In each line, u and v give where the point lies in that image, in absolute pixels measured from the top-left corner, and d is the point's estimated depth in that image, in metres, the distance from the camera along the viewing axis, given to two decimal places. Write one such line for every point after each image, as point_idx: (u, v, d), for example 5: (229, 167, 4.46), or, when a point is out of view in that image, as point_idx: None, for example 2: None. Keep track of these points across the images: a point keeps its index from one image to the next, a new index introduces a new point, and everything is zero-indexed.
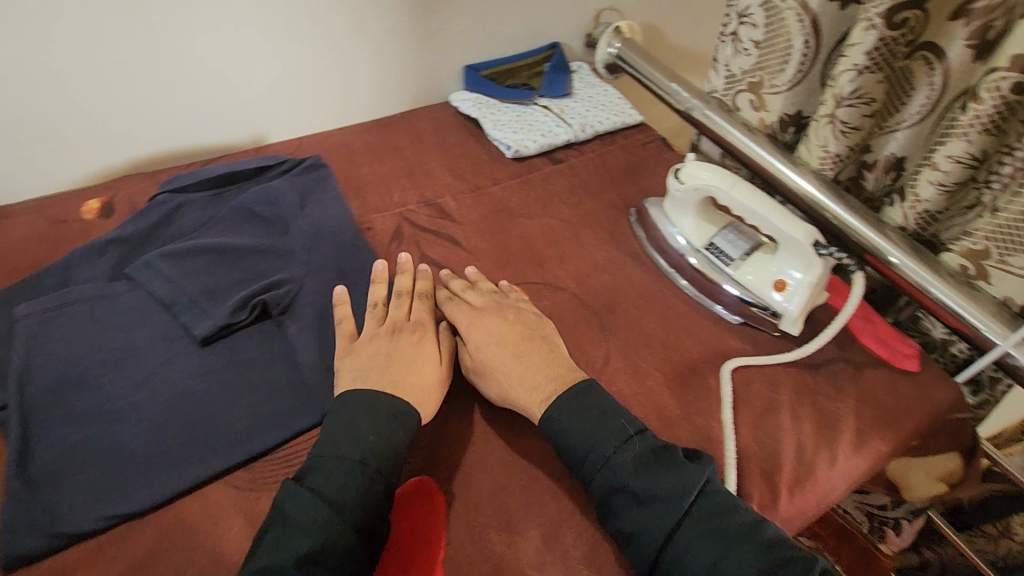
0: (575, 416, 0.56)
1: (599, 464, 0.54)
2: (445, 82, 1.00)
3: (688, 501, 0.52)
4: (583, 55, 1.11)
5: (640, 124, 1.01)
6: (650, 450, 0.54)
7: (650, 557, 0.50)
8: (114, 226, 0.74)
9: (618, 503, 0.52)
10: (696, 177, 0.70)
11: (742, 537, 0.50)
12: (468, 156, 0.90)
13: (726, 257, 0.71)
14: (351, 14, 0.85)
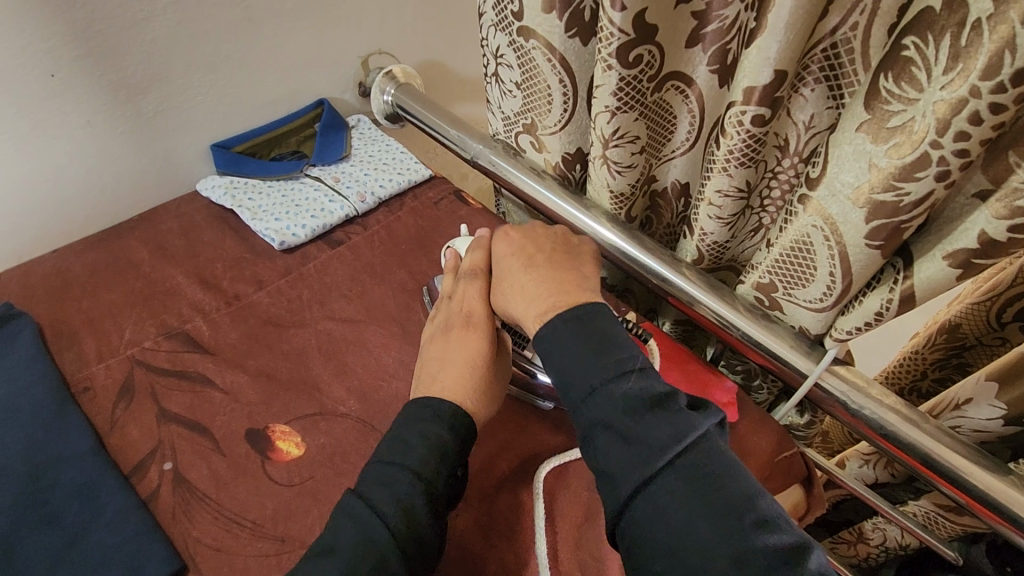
0: (584, 344, 0.49)
1: (589, 396, 0.46)
2: (190, 167, 0.84)
3: (673, 452, 0.42)
4: (361, 106, 0.99)
5: (339, 199, 0.81)
6: (656, 389, 0.46)
7: (620, 500, 0.43)
8: None
9: (602, 438, 0.45)
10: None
11: (715, 492, 0.40)
12: (224, 257, 0.75)
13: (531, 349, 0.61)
14: (23, 117, 0.68)
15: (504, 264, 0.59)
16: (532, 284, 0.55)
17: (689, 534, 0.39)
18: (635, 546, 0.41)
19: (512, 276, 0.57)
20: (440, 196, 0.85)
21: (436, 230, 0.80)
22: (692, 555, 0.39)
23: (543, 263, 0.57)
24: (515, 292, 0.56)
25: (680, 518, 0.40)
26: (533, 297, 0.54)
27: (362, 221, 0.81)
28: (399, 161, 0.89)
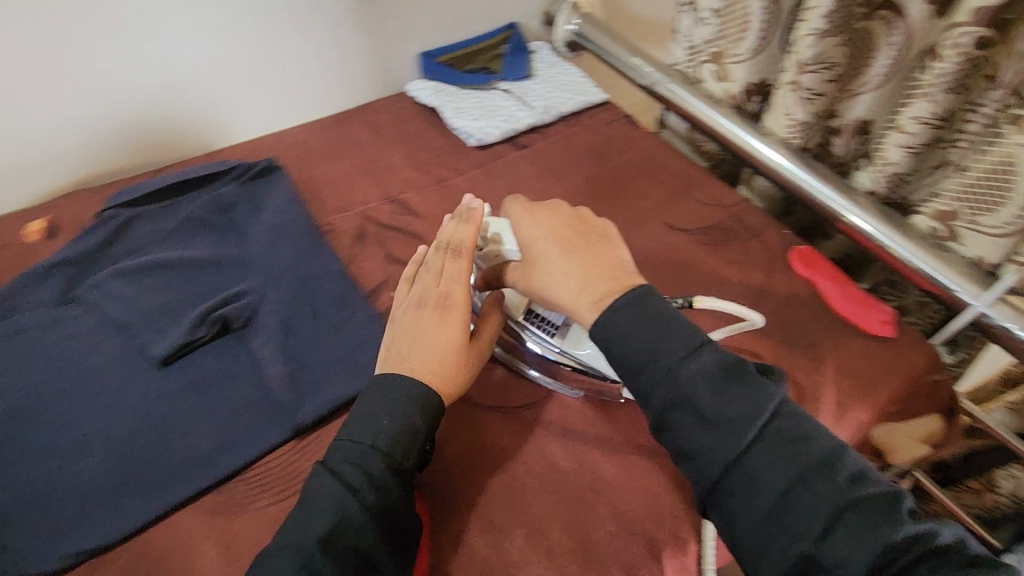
0: (650, 325, 0.48)
1: (661, 377, 0.47)
2: (400, 72, 0.96)
3: (755, 426, 0.45)
4: (543, 34, 1.08)
5: (528, 109, 0.90)
6: (727, 363, 0.47)
7: (708, 477, 0.45)
8: (58, 250, 0.70)
9: (683, 421, 0.46)
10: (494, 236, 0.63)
11: (804, 454, 0.44)
12: (428, 148, 0.87)
13: (549, 326, 0.60)
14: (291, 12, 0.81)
15: (540, 240, 0.55)
16: (578, 270, 0.53)
17: (791, 501, 0.43)
18: (733, 517, 0.44)
19: (550, 257, 0.54)
20: (613, 118, 0.92)
21: (609, 147, 0.87)
22: (797, 516, 0.42)
23: (582, 250, 0.54)
24: (552, 274, 0.54)
25: (780, 487, 0.43)
26: (577, 281, 0.52)
27: (543, 132, 0.90)
28: (579, 83, 0.96)
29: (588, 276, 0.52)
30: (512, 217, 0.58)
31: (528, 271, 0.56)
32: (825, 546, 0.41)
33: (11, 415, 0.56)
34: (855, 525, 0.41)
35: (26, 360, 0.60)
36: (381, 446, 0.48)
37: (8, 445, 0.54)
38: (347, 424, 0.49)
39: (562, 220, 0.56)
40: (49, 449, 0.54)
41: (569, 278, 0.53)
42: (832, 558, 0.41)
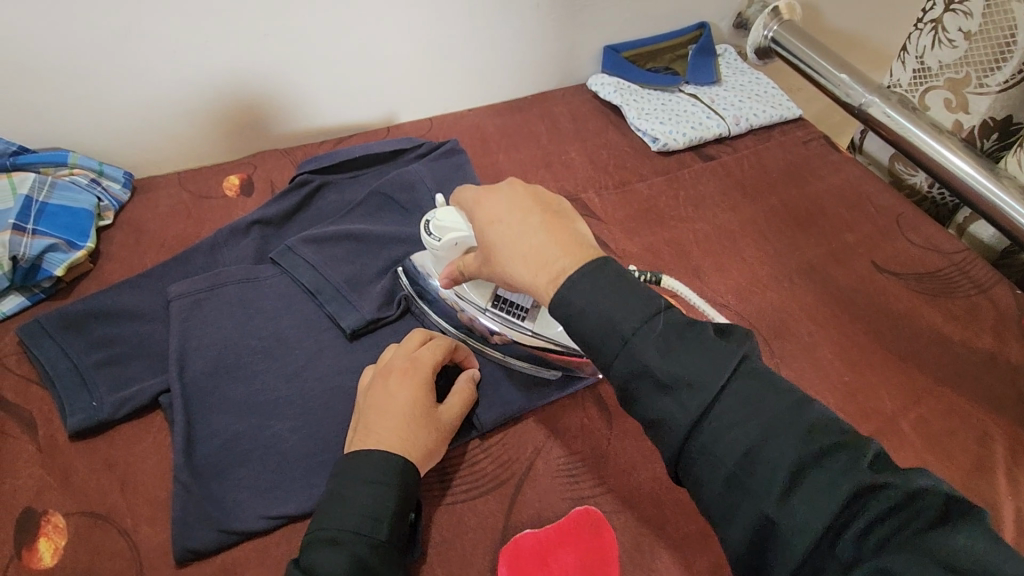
0: (611, 295, 0.41)
1: (620, 352, 0.40)
2: (581, 64, 0.93)
3: (720, 381, 0.38)
4: (729, 38, 1.01)
5: (717, 117, 0.84)
6: (685, 326, 0.41)
7: (673, 444, 0.39)
8: (252, 210, 0.73)
9: (644, 391, 0.40)
10: (454, 225, 0.56)
11: (773, 408, 0.37)
12: (608, 149, 0.83)
13: (518, 309, 0.57)
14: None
15: (498, 221, 0.47)
16: (534, 246, 0.45)
17: (752, 460, 0.36)
18: (698, 485, 0.38)
19: (506, 238, 0.46)
20: (807, 137, 0.85)
21: (804, 169, 0.80)
22: (759, 479, 0.36)
23: (544, 226, 0.45)
24: (513, 254, 0.46)
25: (741, 446, 0.37)
26: (538, 260, 0.44)
27: (730, 145, 0.84)
28: (771, 95, 0.89)
29: (549, 250, 0.44)
30: (470, 206, 0.51)
31: (489, 257, 0.49)
32: (788, 510, 0.35)
33: (213, 368, 0.57)
34: (825, 482, 0.35)
35: (228, 314, 0.61)
36: (387, 481, 0.45)
37: (210, 398, 0.56)
38: (355, 465, 0.45)
39: (523, 196, 0.48)
40: (250, 406, 0.55)
41: (530, 260, 0.45)
42: (792, 523, 0.34)
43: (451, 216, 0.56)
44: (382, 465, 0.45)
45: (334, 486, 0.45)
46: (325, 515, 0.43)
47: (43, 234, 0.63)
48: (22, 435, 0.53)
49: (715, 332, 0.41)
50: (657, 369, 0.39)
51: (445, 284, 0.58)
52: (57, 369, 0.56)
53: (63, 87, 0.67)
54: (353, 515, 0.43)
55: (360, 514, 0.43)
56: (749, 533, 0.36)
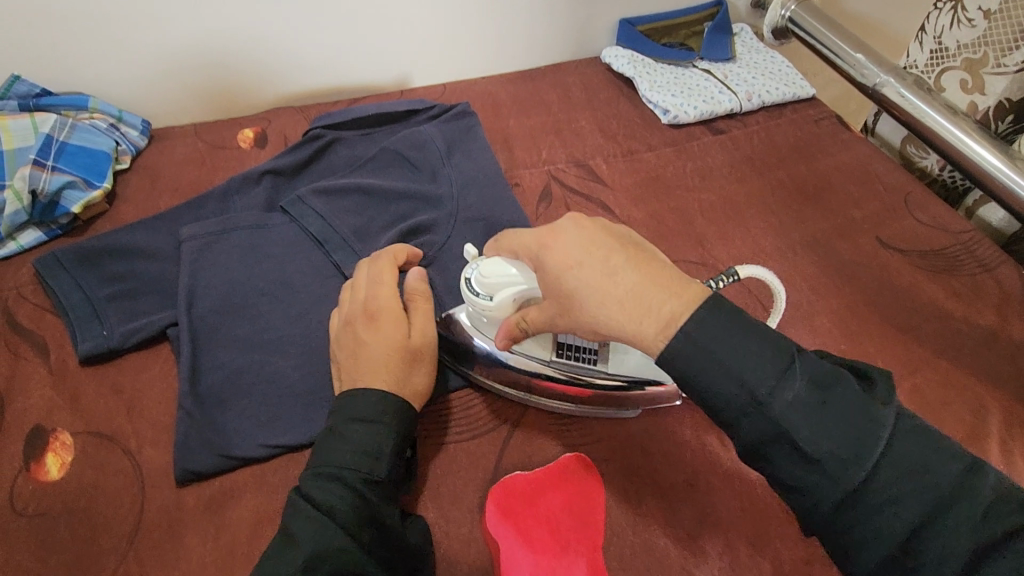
0: (738, 345, 0.39)
1: (751, 409, 0.39)
2: (596, 36, 0.93)
3: (861, 442, 0.38)
4: (747, 17, 1.00)
5: (729, 93, 0.84)
6: (817, 378, 0.39)
7: (819, 508, 0.38)
8: (265, 161, 0.74)
9: (780, 454, 0.39)
10: (508, 280, 0.49)
11: (901, 452, 0.38)
12: (618, 119, 0.83)
13: (588, 354, 0.53)
14: None
15: (580, 263, 0.42)
16: (629, 292, 0.41)
17: (883, 506, 0.37)
18: (840, 541, 0.38)
19: (593, 284, 0.41)
20: (819, 116, 0.85)
21: (815, 146, 0.80)
22: (893, 526, 0.36)
23: (633, 266, 0.41)
24: (607, 302, 0.41)
25: (880, 497, 0.37)
26: (636, 305, 0.40)
27: (742, 120, 0.84)
28: (785, 74, 0.89)
29: (652, 294, 0.40)
30: (534, 248, 0.45)
31: (567, 306, 0.43)
32: (929, 556, 0.36)
33: (220, 306, 0.59)
34: (954, 529, 0.35)
35: (236, 257, 0.63)
36: (381, 420, 0.46)
37: (216, 333, 0.57)
38: (348, 405, 0.46)
39: (595, 232, 0.43)
40: (254, 342, 0.57)
41: (627, 305, 0.40)
42: (932, 567, 0.35)
43: (500, 267, 0.49)
44: (376, 404, 0.46)
45: (332, 426, 0.46)
46: (325, 453, 0.44)
47: (61, 171, 0.65)
48: (35, 358, 0.55)
49: (849, 381, 0.40)
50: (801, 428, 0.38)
51: (501, 344, 0.51)
52: (71, 299, 0.58)
53: (84, 31, 0.68)
54: (349, 452, 0.44)
55: (358, 451, 0.44)
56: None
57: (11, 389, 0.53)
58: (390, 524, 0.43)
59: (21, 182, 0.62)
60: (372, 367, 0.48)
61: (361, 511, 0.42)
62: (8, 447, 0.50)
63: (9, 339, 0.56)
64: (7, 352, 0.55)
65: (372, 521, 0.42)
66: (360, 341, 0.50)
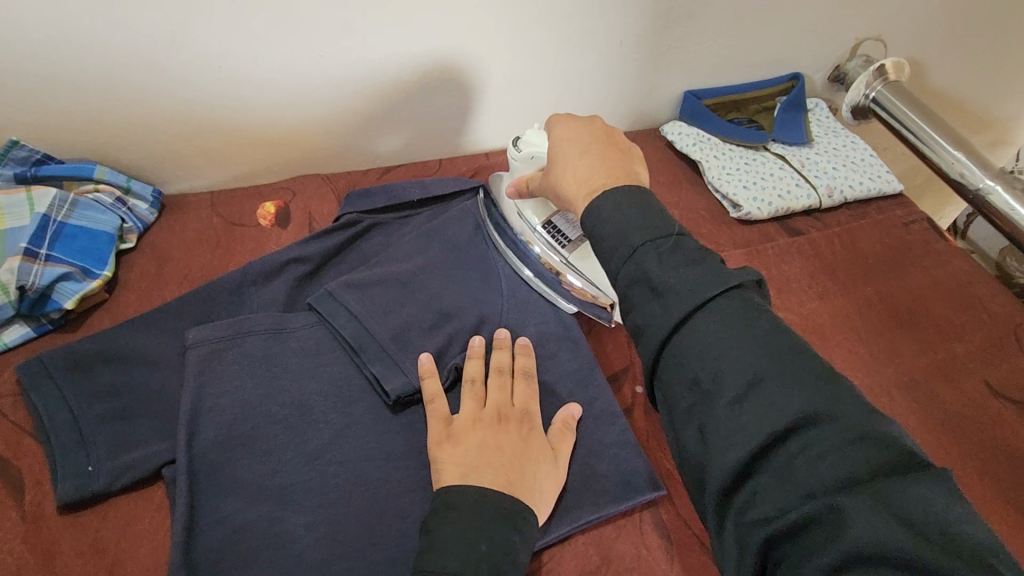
0: (641, 213, 0.41)
1: (628, 259, 0.40)
2: (658, 107, 0.84)
3: (703, 298, 0.37)
4: (822, 91, 0.91)
5: (807, 184, 0.75)
6: (694, 250, 0.40)
7: (648, 349, 0.38)
8: (287, 247, 0.66)
9: (637, 297, 0.39)
10: (534, 143, 0.59)
11: (777, 359, 0.34)
12: (679, 209, 0.75)
13: (563, 238, 0.65)
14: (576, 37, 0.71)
15: (570, 139, 0.51)
16: (592, 171, 0.47)
17: (723, 377, 0.35)
18: (668, 389, 0.37)
19: (567, 155, 0.50)
20: (905, 219, 0.76)
21: (903, 261, 0.72)
22: (715, 393, 0.35)
23: (604, 152, 0.48)
24: (568, 174, 0.49)
25: (711, 363, 0.35)
26: (583, 180, 0.47)
27: (817, 219, 0.75)
28: (866, 163, 0.80)
29: (597, 170, 0.47)
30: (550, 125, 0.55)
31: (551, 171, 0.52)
32: (732, 417, 0.33)
33: (228, 439, 0.50)
34: (834, 443, 0.30)
35: (248, 369, 0.54)
36: (518, 531, 0.43)
37: (220, 477, 0.49)
38: (487, 506, 0.43)
39: (595, 131, 0.51)
40: (263, 490, 0.49)
41: (581, 176, 0.48)
42: (727, 429, 0.33)
43: (538, 136, 0.59)
44: (516, 511, 0.44)
45: (458, 520, 0.42)
46: (455, 554, 0.40)
47: (56, 260, 0.57)
48: (7, 498, 0.47)
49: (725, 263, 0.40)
50: (665, 270, 0.38)
51: (512, 193, 0.64)
52: (54, 421, 0.50)
53: (93, 97, 0.60)
54: (486, 563, 0.40)
55: (495, 563, 0.40)
56: (727, 467, 0.32)
57: None
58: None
59: (9, 275, 0.54)
60: (507, 467, 0.47)
61: None
62: None
63: None
64: None
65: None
66: (496, 434, 0.49)
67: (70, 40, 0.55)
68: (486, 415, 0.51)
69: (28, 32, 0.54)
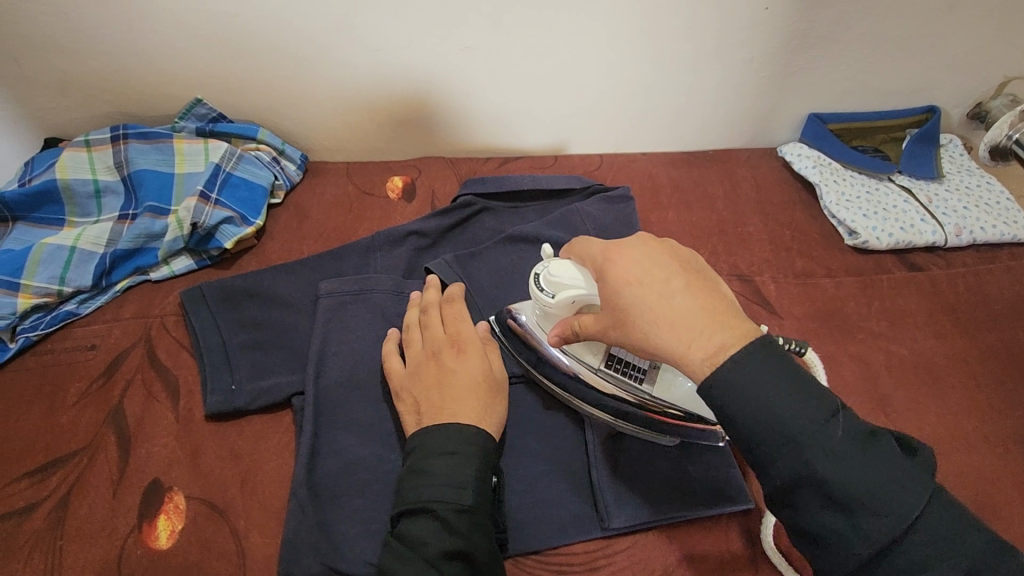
0: (783, 394, 0.38)
1: (793, 457, 0.37)
2: (778, 128, 0.83)
3: (895, 504, 0.36)
4: (958, 128, 0.88)
5: (933, 222, 0.72)
6: (855, 433, 0.38)
7: (841, 560, 0.37)
8: (410, 220, 0.72)
9: (806, 498, 0.37)
10: (571, 283, 0.50)
11: (948, 538, 0.36)
12: (790, 231, 0.75)
13: (635, 371, 0.53)
14: (709, 51, 0.72)
15: (640, 280, 0.43)
16: (692, 312, 0.41)
17: (856, 507, 0.36)
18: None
19: (652, 302, 0.42)
20: None
21: None
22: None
23: (688, 291, 0.41)
24: (660, 322, 0.41)
25: (906, 564, 0.36)
26: (686, 333, 0.40)
27: (940, 258, 0.72)
28: (1001, 207, 0.76)
29: (700, 318, 0.40)
30: (600, 258, 0.47)
31: (622, 317, 0.44)
32: None
33: (351, 380, 0.55)
34: None
35: (370, 323, 0.59)
36: (463, 452, 0.46)
37: (340, 412, 0.54)
38: (430, 440, 0.46)
39: (660, 251, 0.44)
40: (375, 429, 0.53)
41: (677, 327, 0.40)
42: None
43: (567, 270, 0.51)
44: (455, 438, 0.46)
45: (414, 458, 0.46)
46: (409, 488, 0.44)
47: (222, 205, 0.66)
48: (165, 401, 0.55)
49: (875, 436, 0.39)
50: (831, 463, 0.37)
51: (552, 339, 0.52)
52: (208, 342, 0.57)
53: (266, 68, 0.68)
54: (432, 485, 0.44)
55: (444, 484, 0.44)
56: None
57: (139, 432, 0.53)
58: (479, 553, 0.42)
59: (185, 213, 0.63)
60: (467, 402, 0.49)
61: (449, 542, 0.42)
62: (125, 499, 0.49)
63: (146, 375, 0.56)
64: (142, 387, 0.55)
65: (460, 554, 0.42)
66: (437, 373, 0.52)
67: (260, 16, 0.63)
68: (418, 355, 0.54)
69: (229, 8, 0.62)
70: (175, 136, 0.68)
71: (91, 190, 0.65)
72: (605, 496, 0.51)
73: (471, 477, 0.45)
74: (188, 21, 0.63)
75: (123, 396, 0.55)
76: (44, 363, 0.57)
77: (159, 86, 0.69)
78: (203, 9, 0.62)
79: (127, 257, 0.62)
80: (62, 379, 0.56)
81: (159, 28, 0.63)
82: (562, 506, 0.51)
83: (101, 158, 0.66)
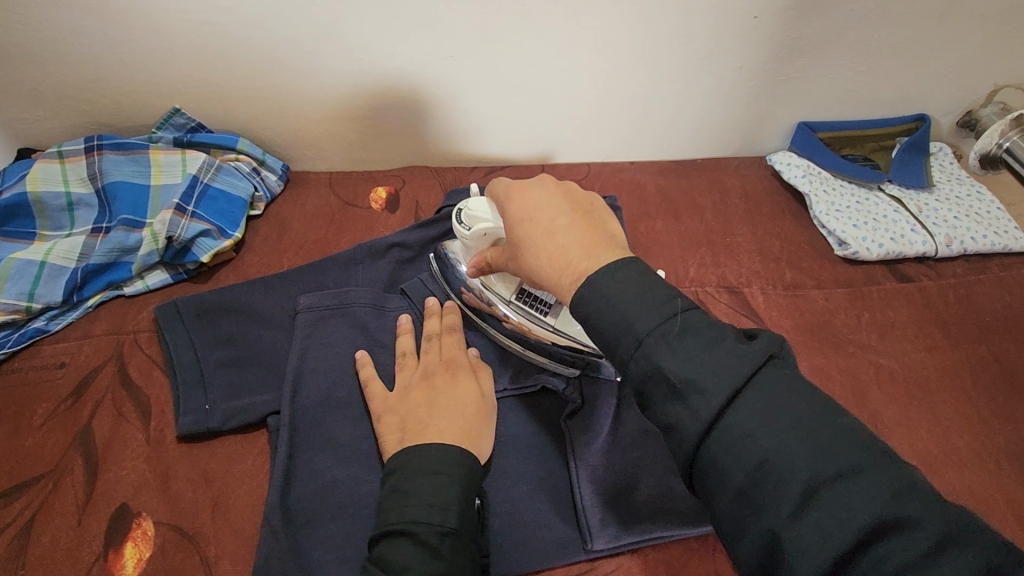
0: (629, 294, 0.38)
1: (634, 351, 0.37)
2: (767, 136, 0.82)
3: (735, 386, 0.35)
4: (948, 136, 0.87)
5: (923, 232, 0.72)
6: (703, 324, 0.37)
7: (685, 452, 0.36)
8: (393, 232, 0.70)
9: (653, 390, 0.37)
10: (483, 216, 0.55)
11: (804, 429, 0.33)
12: (779, 241, 0.74)
13: (541, 305, 0.58)
14: (696, 59, 0.71)
15: (532, 219, 0.45)
16: (569, 243, 0.43)
17: (690, 391, 0.35)
18: (711, 494, 0.35)
19: (537, 237, 0.45)
20: None
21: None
22: (770, 495, 0.33)
23: (573, 226, 0.43)
24: (541, 253, 0.44)
25: (753, 457, 0.33)
26: (558, 259, 0.43)
27: (931, 269, 0.71)
28: (992, 216, 0.75)
29: (578, 248, 0.42)
30: (504, 200, 0.49)
31: (519, 252, 0.47)
32: (796, 526, 0.31)
33: (328, 399, 0.54)
34: (842, 493, 0.31)
35: (350, 339, 0.58)
36: (448, 471, 0.44)
37: (317, 432, 0.52)
38: (416, 459, 0.45)
39: (552, 189, 0.47)
40: (353, 450, 0.52)
41: (557, 257, 0.43)
42: (797, 542, 0.31)
43: (482, 205, 0.56)
44: (441, 456, 0.45)
45: (397, 478, 0.44)
46: (392, 509, 0.42)
47: (199, 217, 0.65)
48: (135, 421, 0.53)
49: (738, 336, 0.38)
50: (671, 352, 0.36)
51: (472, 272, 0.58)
52: (181, 360, 0.55)
53: (245, 77, 0.66)
54: (417, 504, 0.42)
55: (428, 505, 0.42)
56: None
57: (108, 455, 0.51)
58: None
59: (161, 226, 0.61)
60: (454, 422, 0.49)
61: (433, 566, 0.40)
62: (91, 525, 0.47)
63: (116, 394, 0.54)
64: (112, 408, 0.54)
65: None
66: (425, 393, 0.51)
67: (238, 24, 0.62)
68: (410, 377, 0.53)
69: (204, 15, 0.60)
70: (152, 146, 0.66)
71: (63, 203, 0.63)
72: (591, 517, 0.49)
73: (455, 497, 0.43)
74: (163, 29, 0.61)
75: (92, 417, 0.53)
76: (12, 383, 0.55)
77: (135, 96, 0.67)
78: (178, 17, 0.60)
79: (99, 271, 0.61)
80: (30, 399, 0.54)
81: (134, 36, 0.62)
82: (545, 529, 0.49)
83: (74, 170, 0.64)
